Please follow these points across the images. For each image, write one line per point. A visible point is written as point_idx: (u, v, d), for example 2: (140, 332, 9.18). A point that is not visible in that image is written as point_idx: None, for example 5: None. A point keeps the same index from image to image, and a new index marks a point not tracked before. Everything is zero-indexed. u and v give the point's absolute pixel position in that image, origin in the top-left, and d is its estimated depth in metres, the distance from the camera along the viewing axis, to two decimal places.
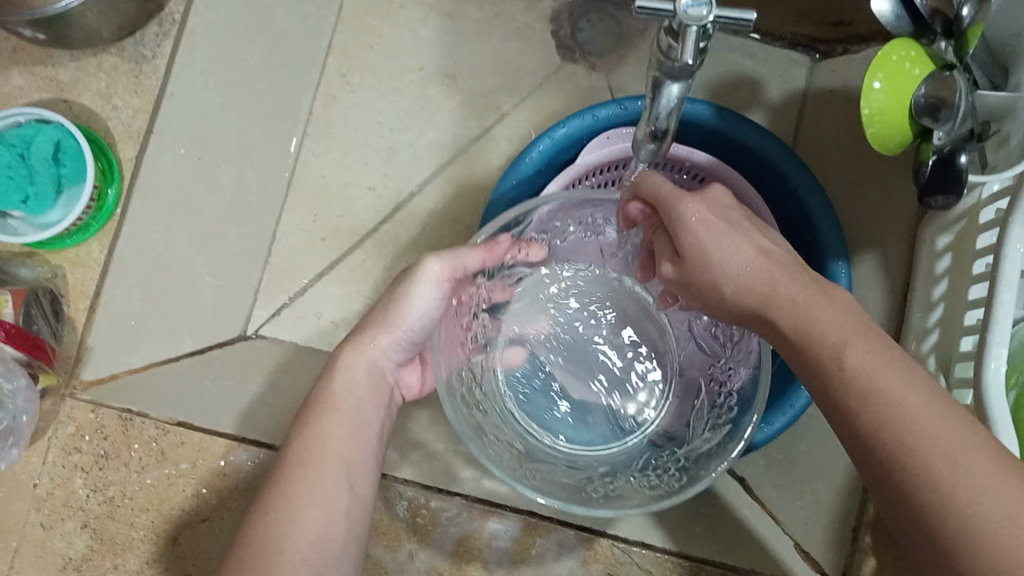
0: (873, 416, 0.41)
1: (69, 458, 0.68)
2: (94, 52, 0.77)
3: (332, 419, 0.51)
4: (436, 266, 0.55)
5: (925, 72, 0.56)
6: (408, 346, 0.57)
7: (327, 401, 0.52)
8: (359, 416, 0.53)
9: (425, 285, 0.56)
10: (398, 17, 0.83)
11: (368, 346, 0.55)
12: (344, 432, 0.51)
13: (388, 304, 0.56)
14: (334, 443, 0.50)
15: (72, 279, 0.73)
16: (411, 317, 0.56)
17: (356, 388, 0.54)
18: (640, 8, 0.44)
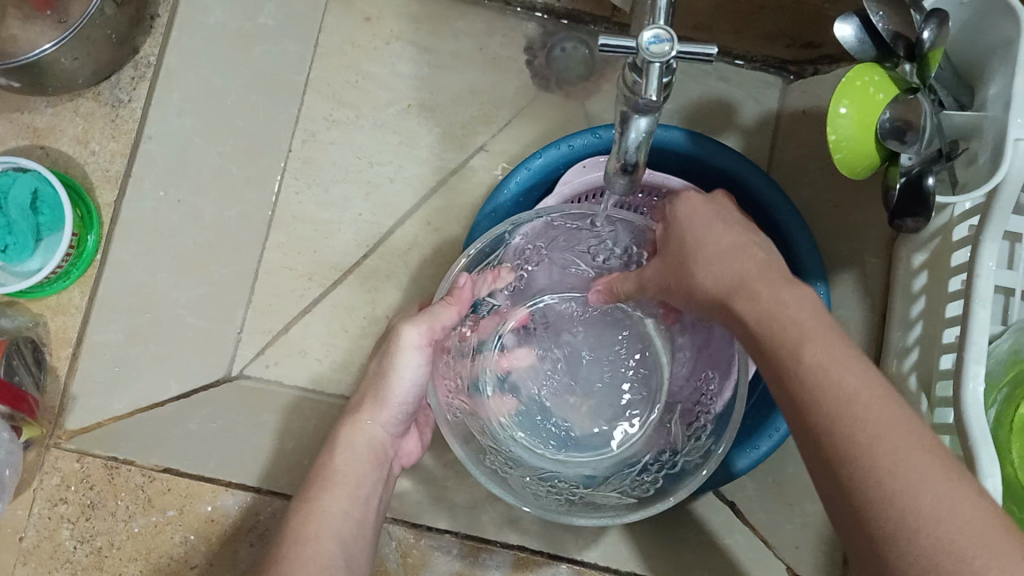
0: (830, 414, 0.39)
1: (55, 509, 0.66)
2: (70, 97, 0.77)
3: (332, 495, 0.55)
4: (413, 332, 0.58)
5: (890, 96, 0.57)
6: (400, 410, 0.60)
7: (328, 477, 0.57)
8: (358, 494, 0.57)
9: (405, 354, 0.59)
10: (375, 52, 0.83)
11: (365, 424, 0.59)
12: (342, 507, 0.55)
13: (376, 385, 0.60)
14: (338, 522, 0.54)
15: (54, 326, 0.72)
16: (398, 385, 0.59)
17: (355, 465, 0.58)
18: (604, 45, 0.45)
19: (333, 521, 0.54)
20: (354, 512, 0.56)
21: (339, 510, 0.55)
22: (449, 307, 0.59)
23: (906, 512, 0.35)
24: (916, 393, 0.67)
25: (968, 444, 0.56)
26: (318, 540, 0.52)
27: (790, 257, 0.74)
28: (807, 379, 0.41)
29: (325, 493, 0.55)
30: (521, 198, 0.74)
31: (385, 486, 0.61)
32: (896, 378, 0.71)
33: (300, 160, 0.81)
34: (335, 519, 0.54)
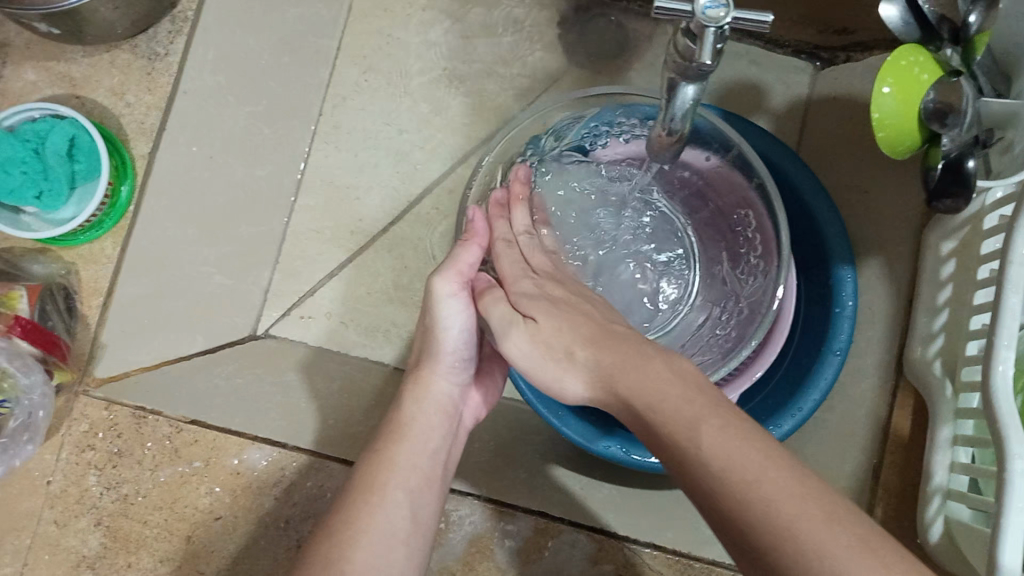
0: (722, 500, 0.40)
1: (82, 455, 0.66)
2: (107, 48, 0.77)
3: (399, 447, 0.57)
4: (443, 282, 0.58)
5: (934, 78, 0.58)
6: (455, 360, 0.61)
7: (397, 431, 0.58)
8: (428, 446, 0.58)
9: (443, 303, 0.59)
10: (408, 20, 0.84)
11: (430, 381, 0.60)
12: (409, 457, 0.56)
13: (429, 340, 0.61)
14: (404, 470, 0.56)
15: (85, 276, 0.73)
16: (448, 334, 0.60)
17: (424, 419, 0.59)
18: (658, 9, 0.45)
19: (403, 476, 0.55)
20: (421, 467, 0.56)
21: (411, 465, 0.56)
22: (469, 246, 0.59)
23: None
24: (939, 378, 0.68)
25: (998, 426, 0.56)
26: (383, 499, 0.54)
27: (819, 239, 0.74)
28: (706, 469, 0.41)
29: (391, 447, 0.57)
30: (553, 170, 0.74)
31: (457, 440, 0.61)
32: (919, 365, 0.71)
33: (327, 125, 0.82)
34: (406, 472, 0.55)
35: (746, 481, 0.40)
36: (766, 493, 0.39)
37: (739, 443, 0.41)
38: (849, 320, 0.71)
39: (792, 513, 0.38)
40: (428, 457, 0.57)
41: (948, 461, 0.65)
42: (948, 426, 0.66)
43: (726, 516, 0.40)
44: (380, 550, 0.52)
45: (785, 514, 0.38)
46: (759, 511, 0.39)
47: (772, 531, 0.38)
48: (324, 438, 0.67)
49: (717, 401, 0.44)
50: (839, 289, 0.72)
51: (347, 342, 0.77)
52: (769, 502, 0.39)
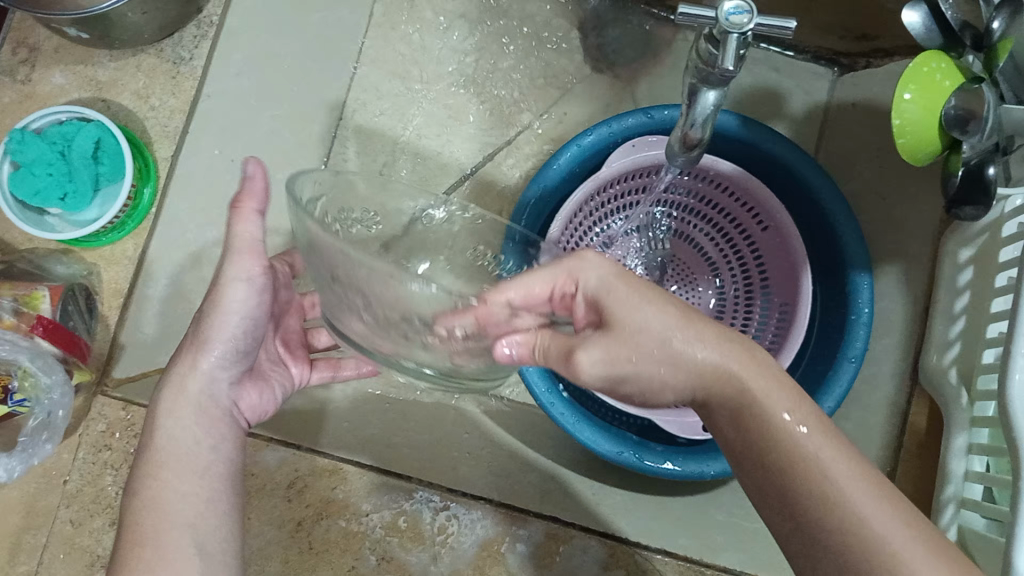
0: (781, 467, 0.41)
1: (99, 455, 0.67)
2: (133, 53, 0.78)
3: (164, 472, 0.50)
4: (247, 262, 0.52)
5: (955, 84, 0.56)
6: (220, 352, 0.54)
7: (155, 457, 0.50)
8: (201, 467, 0.51)
9: (231, 284, 0.52)
10: (428, 24, 0.84)
11: (183, 374, 0.53)
12: (186, 480, 0.50)
13: (206, 323, 0.53)
14: (180, 494, 0.49)
15: (107, 277, 0.73)
16: (223, 325, 0.53)
17: (181, 435, 0.52)
18: (680, 15, 0.46)
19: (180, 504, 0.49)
20: (202, 488, 0.50)
21: (187, 487, 0.50)
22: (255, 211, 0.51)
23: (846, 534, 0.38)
24: (955, 386, 0.68)
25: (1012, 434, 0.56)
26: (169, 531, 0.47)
27: (835, 245, 0.74)
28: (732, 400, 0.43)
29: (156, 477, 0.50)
30: (569, 173, 0.74)
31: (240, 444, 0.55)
32: (935, 373, 0.71)
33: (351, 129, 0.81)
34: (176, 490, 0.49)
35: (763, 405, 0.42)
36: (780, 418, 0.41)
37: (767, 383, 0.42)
38: (864, 327, 0.71)
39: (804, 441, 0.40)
40: (202, 468, 0.51)
41: (963, 469, 0.65)
42: (963, 434, 0.66)
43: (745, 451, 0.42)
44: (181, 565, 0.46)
45: (786, 430, 0.41)
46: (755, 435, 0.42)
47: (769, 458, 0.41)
48: None
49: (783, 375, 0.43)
50: (855, 297, 0.71)
51: None
52: (788, 429, 0.41)
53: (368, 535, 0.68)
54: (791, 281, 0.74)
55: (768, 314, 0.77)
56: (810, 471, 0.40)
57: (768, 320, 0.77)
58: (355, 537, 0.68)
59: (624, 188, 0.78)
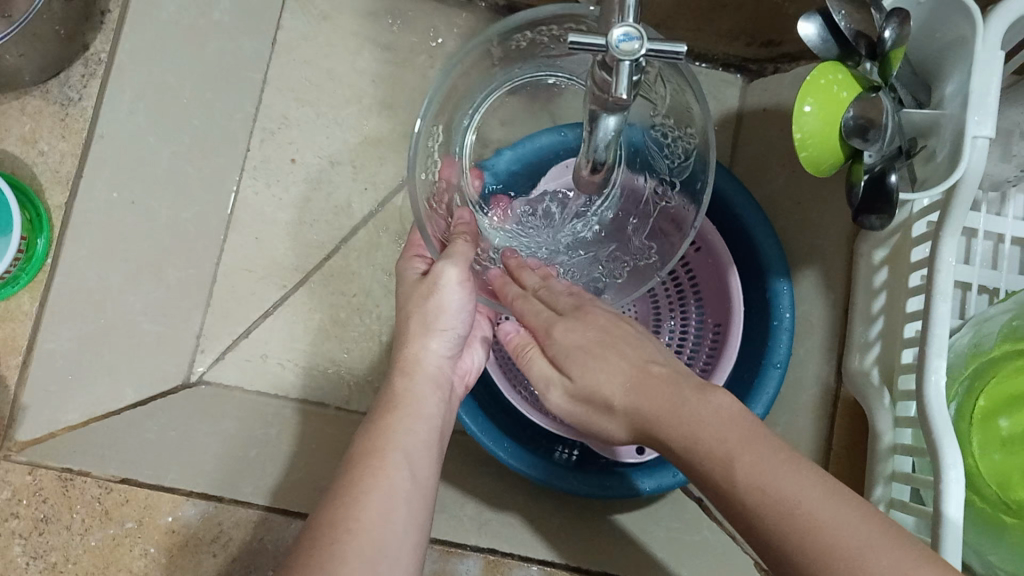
0: (762, 509, 0.40)
1: (6, 523, 0.63)
2: (16, 95, 0.74)
3: (399, 416, 0.55)
4: (453, 270, 0.56)
5: (853, 95, 0.57)
6: (452, 331, 0.58)
7: (396, 403, 0.56)
8: (423, 417, 0.56)
9: (444, 290, 0.57)
10: (334, 48, 0.82)
11: (418, 353, 0.58)
12: (410, 429, 0.54)
13: (424, 311, 0.57)
14: (406, 438, 0.53)
15: (3, 333, 0.70)
16: (447, 316, 0.57)
17: (416, 393, 0.56)
18: (573, 45, 0.44)
19: (399, 459, 0.52)
20: (428, 436, 0.55)
21: (408, 438, 0.53)
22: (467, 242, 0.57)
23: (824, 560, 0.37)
24: (877, 387, 0.69)
25: (932, 435, 0.57)
26: (388, 473, 0.51)
27: (754, 252, 0.74)
28: (713, 449, 0.43)
29: (388, 418, 0.55)
30: None
31: (450, 407, 0.59)
32: (858, 375, 0.72)
33: (257, 159, 0.79)
34: (403, 437, 0.53)
35: (729, 455, 0.42)
36: (743, 463, 0.41)
37: (735, 427, 0.43)
38: (787, 333, 0.71)
39: (773, 478, 0.40)
40: (423, 419, 0.55)
41: (890, 470, 0.65)
42: (887, 434, 0.66)
43: (739, 497, 0.41)
44: (383, 534, 0.48)
45: (762, 475, 0.40)
46: (740, 474, 0.41)
47: (761, 501, 0.40)
48: (262, 488, 0.65)
49: (749, 427, 0.43)
50: (776, 303, 0.72)
51: (286, 385, 0.75)
52: (750, 473, 0.41)
53: None
54: (723, 293, 0.75)
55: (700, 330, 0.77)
56: (795, 512, 0.39)
57: (703, 335, 0.77)
58: None
59: None
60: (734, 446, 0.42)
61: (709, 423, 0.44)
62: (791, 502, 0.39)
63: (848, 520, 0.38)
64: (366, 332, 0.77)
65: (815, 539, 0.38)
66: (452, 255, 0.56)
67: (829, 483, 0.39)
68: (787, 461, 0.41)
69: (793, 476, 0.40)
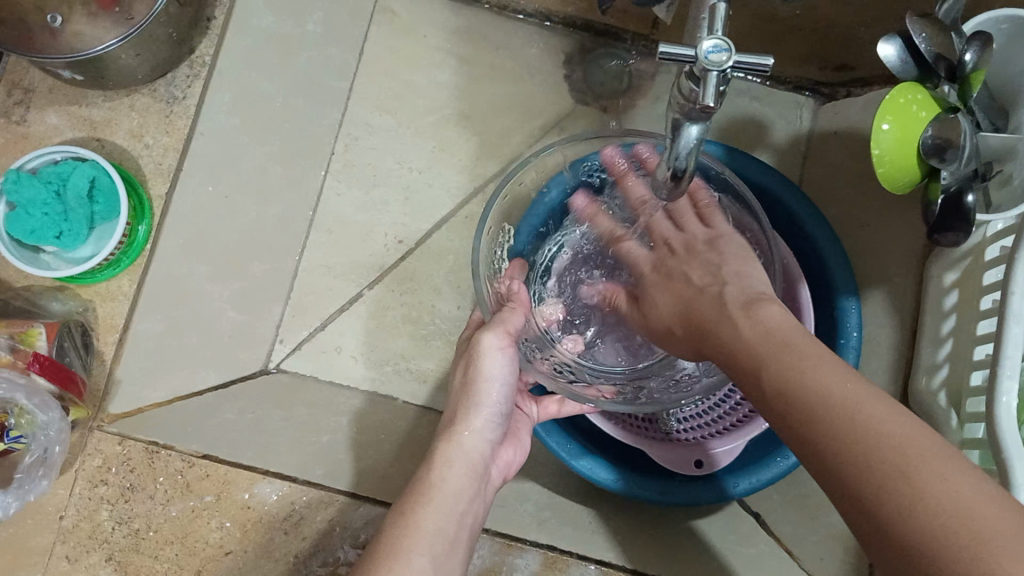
0: (848, 448, 0.38)
1: (95, 490, 0.67)
2: (126, 93, 0.79)
3: (427, 508, 0.54)
4: (492, 337, 0.58)
5: (932, 115, 0.58)
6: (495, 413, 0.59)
7: (425, 492, 0.55)
8: (455, 508, 0.55)
9: (487, 358, 0.59)
10: (418, 60, 0.86)
11: (461, 436, 0.58)
12: (436, 519, 0.54)
13: (466, 391, 0.59)
14: (428, 537, 0.53)
15: (102, 313, 0.74)
16: (490, 387, 0.59)
17: (451, 479, 0.56)
18: (663, 54, 0.47)
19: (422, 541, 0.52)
20: (449, 531, 0.54)
21: (435, 530, 0.53)
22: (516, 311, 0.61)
23: (911, 500, 0.35)
24: (945, 409, 0.69)
25: (1001, 456, 0.57)
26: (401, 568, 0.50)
27: (823, 271, 0.75)
28: (774, 392, 0.44)
29: (417, 510, 0.54)
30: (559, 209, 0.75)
31: (486, 498, 0.59)
32: (926, 396, 0.72)
33: (341, 163, 0.83)
34: (429, 535, 0.53)
35: (819, 393, 0.41)
36: (835, 398, 0.40)
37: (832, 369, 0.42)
38: (854, 351, 0.72)
39: (860, 413, 0.39)
40: (452, 509, 0.55)
41: None
42: None
43: (819, 439, 0.40)
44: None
45: (850, 410, 0.39)
46: (829, 415, 0.40)
47: (842, 441, 0.39)
48: (334, 472, 0.69)
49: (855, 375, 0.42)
50: (844, 322, 0.73)
51: (359, 378, 0.78)
52: (839, 406, 0.40)
53: None
54: (794, 323, 0.75)
55: None
56: (868, 444, 0.37)
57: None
58: None
59: None
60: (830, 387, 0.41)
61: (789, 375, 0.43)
62: (872, 437, 0.38)
63: (926, 457, 0.36)
64: (436, 331, 0.80)
65: (932, 514, 0.34)
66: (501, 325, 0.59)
67: (908, 425, 0.38)
68: (874, 400, 0.39)
69: (878, 414, 0.39)
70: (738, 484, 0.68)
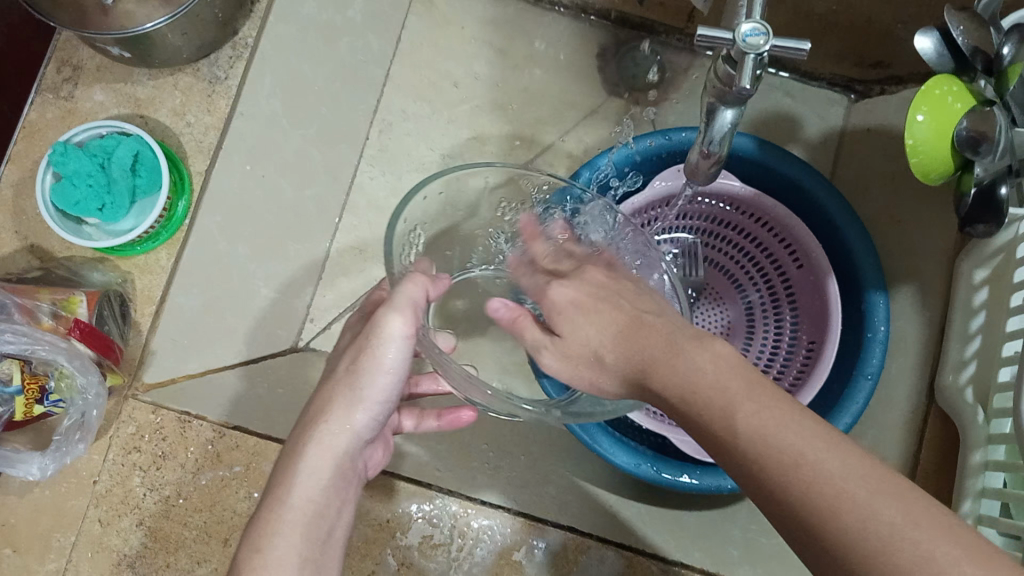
0: (766, 464, 0.38)
1: (128, 456, 0.69)
2: (171, 72, 0.81)
3: (285, 517, 0.48)
4: (398, 321, 0.50)
5: (967, 107, 0.58)
6: (377, 406, 0.52)
7: (281, 497, 0.49)
8: (319, 525, 0.49)
9: (384, 343, 0.51)
10: (453, 49, 0.87)
11: (325, 429, 0.51)
12: (292, 532, 0.48)
13: (348, 380, 0.51)
14: (276, 554, 0.47)
15: (141, 284, 0.76)
16: (378, 379, 0.51)
17: (313, 488, 0.50)
18: (700, 37, 0.48)
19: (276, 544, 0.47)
20: (309, 550, 0.48)
21: (293, 530, 0.48)
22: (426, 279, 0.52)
23: (836, 514, 0.35)
24: (972, 405, 0.68)
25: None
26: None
27: (852, 265, 0.75)
28: (752, 445, 0.39)
29: (272, 518, 0.49)
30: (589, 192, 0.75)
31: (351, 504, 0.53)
32: (951, 392, 0.71)
33: None
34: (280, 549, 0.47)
35: (729, 409, 0.41)
36: (745, 415, 0.40)
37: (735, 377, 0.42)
38: (881, 346, 0.72)
39: (773, 430, 0.39)
40: (313, 517, 0.49)
41: (979, 487, 0.65)
42: (980, 451, 0.66)
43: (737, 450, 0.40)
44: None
45: (760, 427, 0.39)
46: (743, 428, 0.40)
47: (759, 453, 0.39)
48: None
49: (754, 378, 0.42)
50: (871, 316, 0.73)
51: None
52: (753, 423, 0.40)
53: (390, 541, 0.70)
54: (821, 318, 0.75)
55: (795, 348, 0.78)
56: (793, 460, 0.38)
57: (795, 353, 0.78)
58: (376, 543, 0.70)
59: (646, 216, 0.80)
60: (734, 396, 0.41)
61: (769, 426, 0.39)
62: (787, 452, 0.38)
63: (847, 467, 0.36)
64: None
65: (859, 528, 0.35)
66: (393, 304, 0.50)
67: (824, 429, 0.38)
68: (785, 411, 0.40)
69: (792, 428, 0.39)
70: None
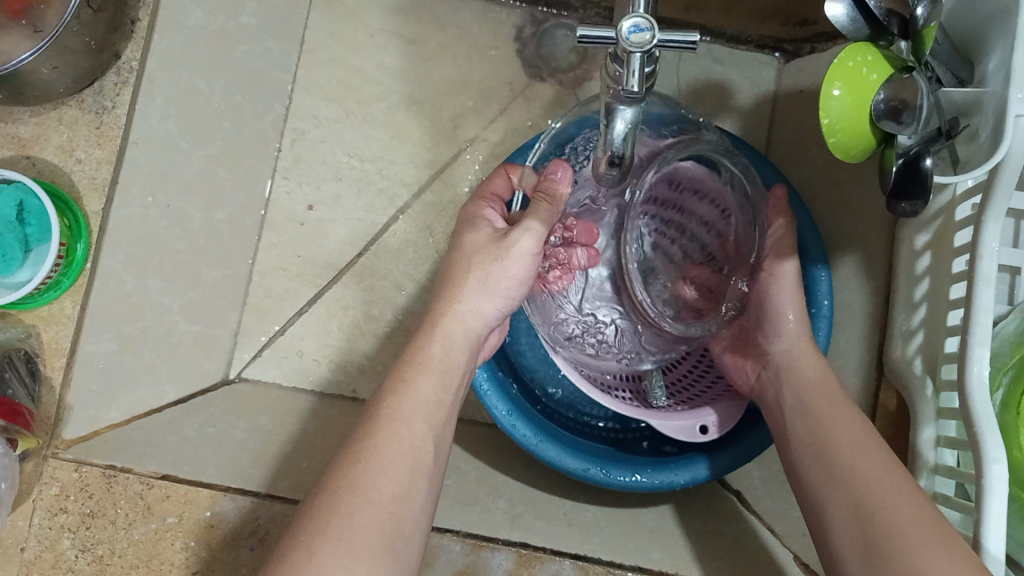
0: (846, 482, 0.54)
1: (54, 518, 0.64)
2: (53, 106, 0.76)
3: (413, 402, 0.55)
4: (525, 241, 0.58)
5: (884, 77, 0.55)
6: (506, 297, 0.60)
7: (416, 378, 0.56)
8: (434, 418, 0.55)
9: (514, 259, 0.58)
10: (362, 45, 0.82)
11: (466, 317, 0.59)
12: (403, 447, 0.53)
13: (497, 275, 0.58)
14: (393, 454, 0.52)
15: (47, 337, 0.73)
16: (509, 281, 0.59)
17: (451, 356, 0.58)
18: (583, 36, 0.43)
19: (402, 435, 0.53)
20: (423, 458, 0.53)
21: (408, 445, 0.53)
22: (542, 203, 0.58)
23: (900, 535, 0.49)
24: (921, 377, 0.67)
25: (973, 427, 0.55)
26: (369, 499, 0.50)
27: None
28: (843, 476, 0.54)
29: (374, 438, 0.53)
30: None
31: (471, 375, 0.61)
32: (900, 365, 0.69)
33: (289, 160, 0.81)
34: (388, 460, 0.51)
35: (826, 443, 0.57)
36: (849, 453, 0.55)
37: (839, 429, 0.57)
38: (826, 321, 0.70)
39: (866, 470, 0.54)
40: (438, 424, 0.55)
41: (932, 463, 0.63)
42: (930, 426, 0.64)
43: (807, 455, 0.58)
44: (392, 521, 0.49)
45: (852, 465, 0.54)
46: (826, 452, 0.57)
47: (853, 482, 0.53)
48: (297, 483, 0.65)
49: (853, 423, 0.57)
50: (814, 290, 0.70)
51: (321, 380, 0.78)
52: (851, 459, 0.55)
53: None
54: None
55: None
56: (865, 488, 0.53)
57: None
58: None
59: None
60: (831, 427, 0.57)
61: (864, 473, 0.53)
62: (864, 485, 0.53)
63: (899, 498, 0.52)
64: (398, 324, 0.79)
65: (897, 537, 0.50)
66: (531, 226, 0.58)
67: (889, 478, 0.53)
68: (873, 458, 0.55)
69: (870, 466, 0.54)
70: (714, 464, 0.68)
